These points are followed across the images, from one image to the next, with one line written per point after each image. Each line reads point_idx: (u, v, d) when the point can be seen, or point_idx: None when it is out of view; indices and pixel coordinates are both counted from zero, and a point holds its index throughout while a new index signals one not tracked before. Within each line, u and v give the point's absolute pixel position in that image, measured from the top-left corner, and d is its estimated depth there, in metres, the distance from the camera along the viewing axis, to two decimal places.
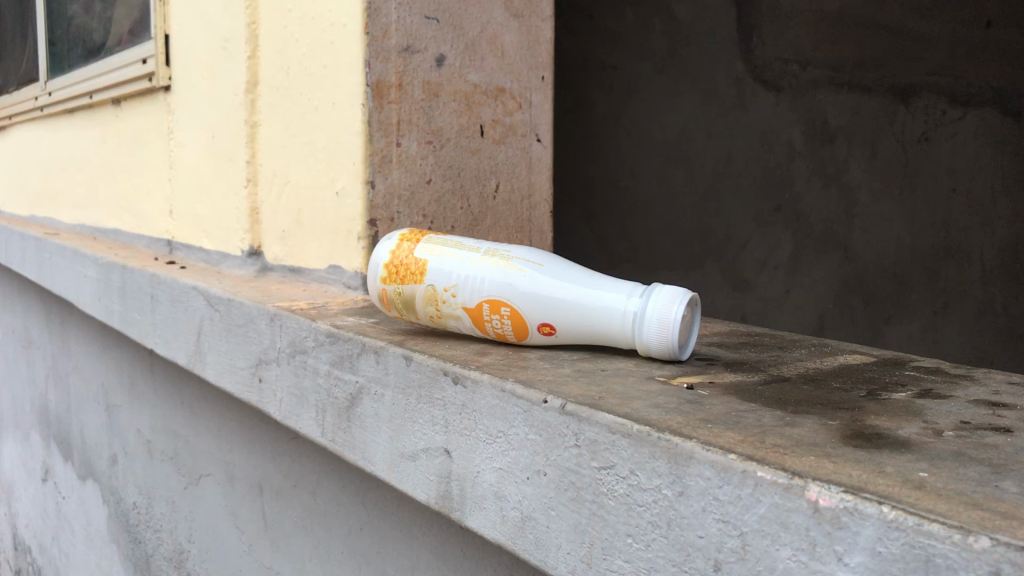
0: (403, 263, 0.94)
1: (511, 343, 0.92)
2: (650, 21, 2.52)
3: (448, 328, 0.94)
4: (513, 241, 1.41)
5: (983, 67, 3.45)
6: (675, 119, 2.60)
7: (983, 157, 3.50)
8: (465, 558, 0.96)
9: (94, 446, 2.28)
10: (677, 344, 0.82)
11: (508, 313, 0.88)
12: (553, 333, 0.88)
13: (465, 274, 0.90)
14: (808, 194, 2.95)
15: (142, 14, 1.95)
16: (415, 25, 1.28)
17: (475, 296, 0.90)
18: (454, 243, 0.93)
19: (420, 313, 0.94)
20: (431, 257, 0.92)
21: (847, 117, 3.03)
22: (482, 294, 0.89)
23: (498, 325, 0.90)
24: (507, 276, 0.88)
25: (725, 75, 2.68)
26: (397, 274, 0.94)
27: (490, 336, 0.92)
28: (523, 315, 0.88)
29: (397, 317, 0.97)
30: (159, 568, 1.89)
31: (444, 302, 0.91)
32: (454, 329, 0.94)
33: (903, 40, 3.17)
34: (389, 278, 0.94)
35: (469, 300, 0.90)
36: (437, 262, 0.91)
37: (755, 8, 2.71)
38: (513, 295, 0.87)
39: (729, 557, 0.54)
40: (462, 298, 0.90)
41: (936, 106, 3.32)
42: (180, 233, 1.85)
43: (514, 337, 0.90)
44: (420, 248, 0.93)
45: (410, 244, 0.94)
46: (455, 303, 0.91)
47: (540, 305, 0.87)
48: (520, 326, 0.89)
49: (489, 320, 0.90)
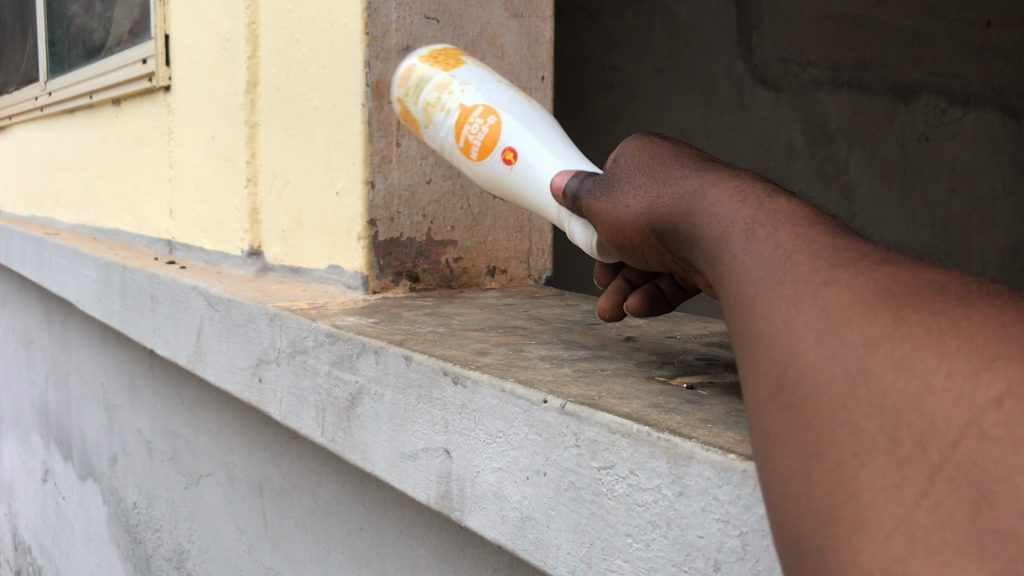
0: (447, 55, 0.99)
1: (471, 154, 0.93)
2: (651, 22, 2.89)
3: (426, 130, 0.97)
4: (512, 241, 1.44)
5: (983, 66, 3.63)
6: (677, 118, 2.99)
7: (984, 157, 3.66)
8: (465, 558, 0.96)
9: (94, 447, 2.27)
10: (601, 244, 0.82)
11: (493, 122, 0.91)
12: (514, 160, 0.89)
13: (485, 82, 0.94)
14: (809, 193, 3.26)
15: (143, 15, 1.96)
16: (415, 25, 1.28)
17: (476, 95, 0.92)
18: (489, 69, 0.99)
19: (417, 97, 0.97)
20: (469, 63, 0.97)
21: (847, 117, 3.29)
22: (484, 98, 0.92)
23: (474, 131, 0.91)
24: (516, 104, 0.92)
25: (725, 76, 2.99)
26: (434, 57, 0.98)
27: (458, 148, 0.94)
28: (509, 134, 0.90)
29: (394, 100, 1.01)
30: (159, 569, 1.89)
31: (448, 91, 0.94)
32: (430, 134, 0.97)
33: (903, 41, 3.41)
34: (422, 55, 0.99)
35: (469, 99, 0.93)
36: (469, 67, 0.96)
37: (756, 11, 2.99)
38: (510, 114, 0.91)
39: (729, 557, 0.54)
40: (464, 95, 0.93)
41: (936, 106, 3.51)
42: (181, 233, 1.85)
43: (479, 152, 0.92)
44: (465, 56, 0.99)
45: (461, 52, 1.00)
46: (454, 96, 0.93)
47: (522, 135, 0.89)
48: (495, 139, 0.90)
49: (469, 123, 0.92)
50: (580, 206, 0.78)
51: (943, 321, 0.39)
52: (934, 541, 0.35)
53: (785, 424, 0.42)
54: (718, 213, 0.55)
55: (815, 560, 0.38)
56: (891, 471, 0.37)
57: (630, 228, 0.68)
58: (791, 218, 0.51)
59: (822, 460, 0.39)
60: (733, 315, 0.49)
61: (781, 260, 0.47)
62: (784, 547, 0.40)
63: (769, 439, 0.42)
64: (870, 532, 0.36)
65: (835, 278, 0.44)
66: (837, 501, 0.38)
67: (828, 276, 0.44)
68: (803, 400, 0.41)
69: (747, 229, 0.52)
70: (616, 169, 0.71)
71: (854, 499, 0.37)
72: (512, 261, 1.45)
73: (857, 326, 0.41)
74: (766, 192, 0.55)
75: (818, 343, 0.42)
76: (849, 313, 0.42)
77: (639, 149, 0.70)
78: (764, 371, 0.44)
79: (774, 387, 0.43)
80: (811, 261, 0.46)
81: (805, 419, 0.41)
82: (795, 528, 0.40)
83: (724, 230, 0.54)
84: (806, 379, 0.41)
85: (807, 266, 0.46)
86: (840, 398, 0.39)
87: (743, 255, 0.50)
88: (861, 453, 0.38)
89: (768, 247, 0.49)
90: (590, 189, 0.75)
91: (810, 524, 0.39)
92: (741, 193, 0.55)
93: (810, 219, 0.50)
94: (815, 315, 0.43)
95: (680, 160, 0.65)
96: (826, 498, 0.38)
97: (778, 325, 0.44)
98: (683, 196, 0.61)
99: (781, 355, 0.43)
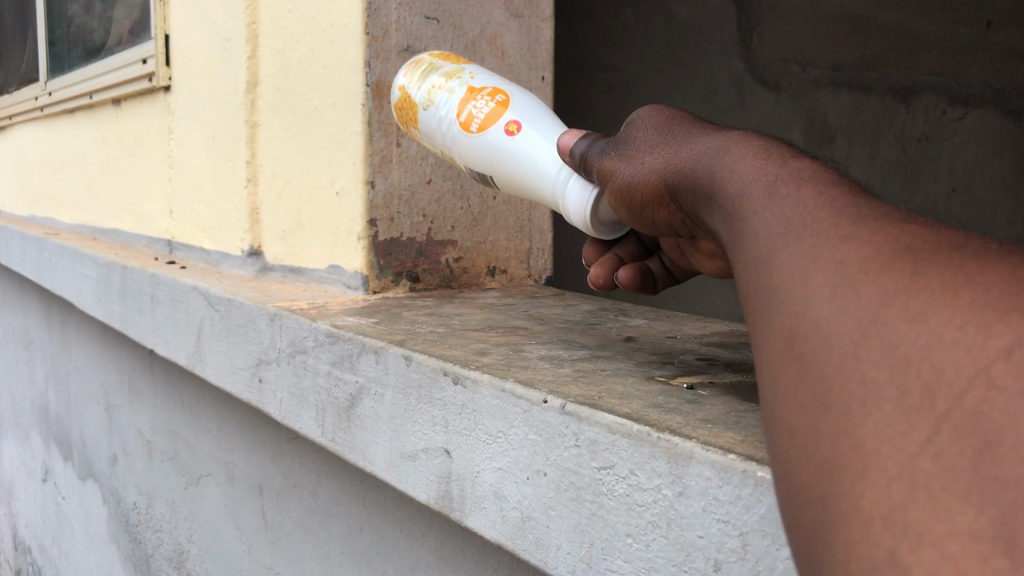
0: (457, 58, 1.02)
1: (467, 127, 0.92)
2: (651, 22, 2.91)
3: (424, 112, 0.97)
4: (512, 241, 1.44)
5: (983, 66, 3.74)
6: None
7: (982, 156, 3.76)
8: (465, 558, 0.96)
9: (94, 447, 2.27)
10: (595, 215, 0.84)
11: (500, 100, 0.92)
12: (512, 133, 0.89)
13: (493, 76, 0.96)
14: None
15: (143, 15, 1.97)
16: (415, 26, 1.29)
17: (486, 81, 0.94)
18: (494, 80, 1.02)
19: (423, 81, 0.98)
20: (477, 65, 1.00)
21: (847, 116, 3.34)
22: (494, 83, 0.94)
23: (479, 107, 0.92)
24: (523, 94, 0.94)
25: (725, 76, 3.04)
26: (445, 56, 1.01)
27: (455, 124, 0.93)
28: (514, 111, 0.91)
29: (397, 89, 1.02)
30: (159, 569, 1.89)
31: (457, 76, 0.96)
32: (427, 116, 0.97)
33: (903, 41, 3.47)
34: (434, 54, 1.02)
35: (477, 83, 0.94)
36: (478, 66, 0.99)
37: (756, 11, 3.05)
38: (518, 98, 0.92)
39: (729, 557, 0.54)
40: (473, 80, 0.95)
41: (936, 106, 3.60)
42: (181, 234, 1.85)
43: (478, 126, 0.92)
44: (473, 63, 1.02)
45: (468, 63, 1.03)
46: (463, 79, 0.95)
47: (527, 115, 0.91)
48: (498, 113, 0.91)
49: (475, 100, 0.93)
50: (589, 170, 0.76)
51: (961, 275, 0.38)
52: (936, 488, 0.33)
53: (794, 376, 0.41)
54: (741, 167, 0.54)
55: (815, 510, 0.37)
56: (898, 418, 0.35)
57: (642, 186, 0.66)
58: (814, 177, 0.49)
59: (828, 409, 0.38)
60: (746, 272, 0.48)
61: (801, 215, 0.46)
62: (785, 500, 0.39)
63: (777, 391, 0.42)
64: (872, 480, 0.35)
65: (855, 234, 0.43)
66: (841, 449, 0.37)
67: (848, 232, 0.43)
68: (815, 351, 0.40)
69: (770, 184, 0.51)
70: (634, 130, 0.70)
71: (857, 447, 0.36)
72: (512, 261, 1.45)
73: (873, 280, 0.40)
74: (790, 152, 0.54)
75: (834, 296, 0.41)
76: (867, 268, 0.41)
77: (659, 113, 0.69)
78: (777, 325, 0.43)
79: (786, 339, 0.42)
80: (832, 218, 0.45)
81: (814, 370, 0.40)
82: (798, 479, 0.39)
83: (746, 184, 0.53)
84: (819, 331, 0.41)
85: (827, 221, 0.45)
86: (852, 349, 0.39)
87: (764, 210, 0.49)
88: (867, 402, 0.37)
89: (789, 204, 0.48)
90: (600, 150, 0.74)
91: (812, 474, 0.38)
92: (767, 151, 0.54)
93: (834, 179, 0.49)
94: (832, 269, 0.42)
95: (701, 124, 0.64)
96: (831, 446, 0.37)
97: (793, 278, 0.44)
98: (705, 152, 0.59)
99: (795, 308, 0.43)
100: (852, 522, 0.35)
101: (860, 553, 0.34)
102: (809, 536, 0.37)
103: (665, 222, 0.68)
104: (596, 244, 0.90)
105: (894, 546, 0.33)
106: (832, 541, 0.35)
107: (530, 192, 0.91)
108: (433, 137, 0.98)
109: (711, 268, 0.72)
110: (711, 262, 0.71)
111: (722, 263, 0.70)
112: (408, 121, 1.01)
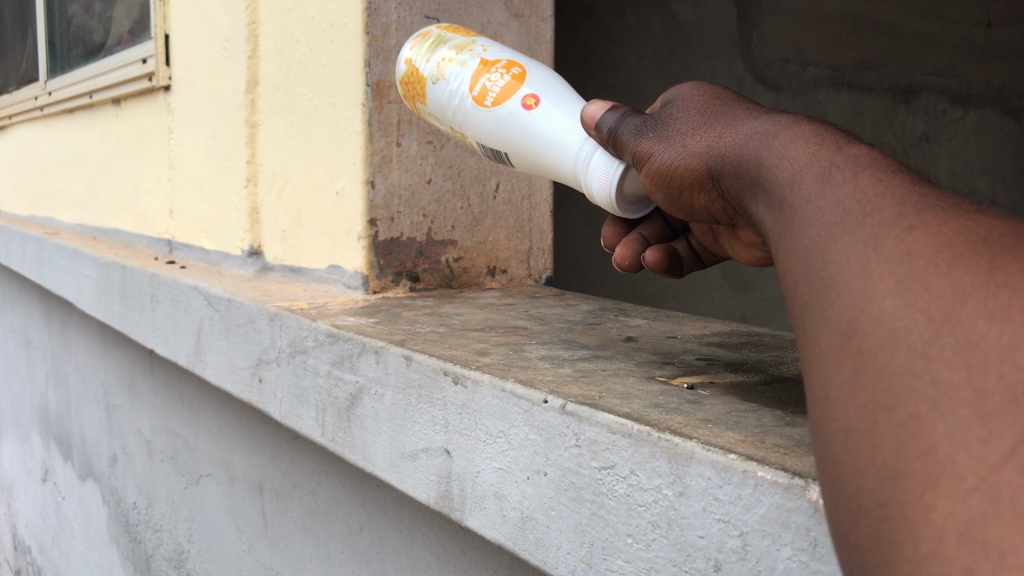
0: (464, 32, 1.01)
1: (482, 101, 0.92)
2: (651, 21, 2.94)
3: (433, 86, 0.97)
4: (512, 241, 1.44)
5: (984, 65, 3.74)
6: None
7: (983, 155, 3.77)
8: (465, 558, 0.96)
9: (94, 446, 2.27)
10: (619, 193, 0.83)
11: (516, 74, 0.92)
12: (527, 107, 0.89)
13: (504, 48, 0.96)
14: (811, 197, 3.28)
15: (142, 14, 1.97)
16: (415, 25, 1.29)
17: (499, 55, 0.95)
18: None
19: (433, 55, 0.98)
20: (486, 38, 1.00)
21: (847, 115, 3.37)
22: (506, 56, 0.94)
23: (493, 81, 0.92)
24: (536, 64, 0.94)
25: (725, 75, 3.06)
26: (452, 31, 1.01)
27: (468, 98, 0.93)
28: (529, 86, 0.91)
29: (404, 62, 1.02)
30: (158, 569, 1.88)
31: (470, 48, 0.96)
32: (437, 90, 0.97)
33: (903, 40, 3.48)
34: (441, 29, 1.01)
35: (491, 56, 0.94)
36: (488, 40, 0.99)
37: (756, 11, 3.06)
38: (532, 71, 0.92)
39: (730, 557, 0.54)
40: (486, 53, 0.95)
41: (936, 105, 3.61)
42: (180, 233, 1.85)
43: (493, 100, 0.91)
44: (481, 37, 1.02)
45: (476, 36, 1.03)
46: (475, 52, 0.95)
47: (543, 89, 0.90)
48: (513, 87, 0.91)
49: (489, 73, 0.92)
50: (620, 149, 0.74)
51: None
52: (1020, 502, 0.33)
53: (851, 373, 0.40)
54: (793, 153, 0.53)
55: (875, 518, 0.37)
56: (974, 424, 0.35)
57: (682, 172, 0.65)
58: (873, 164, 0.48)
59: (891, 411, 0.38)
60: (797, 264, 0.47)
61: (860, 205, 0.45)
62: (836, 503, 0.40)
63: (831, 389, 0.41)
64: (945, 490, 0.35)
65: (921, 224, 0.42)
66: (907, 455, 0.36)
67: (913, 221, 0.42)
68: (876, 347, 0.40)
69: (824, 171, 0.49)
70: (673, 110, 0.68)
71: (928, 454, 0.36)
72: (512, 261, 1.45)
73: (943, 274, 0.39)
74: (845, 138, 0.52)
75: (898, 290, 0.40)
76: (934, 260, 0.40)
77: (702, 92, 0.68)
78: (831, 319, 0.43)
79: (842, 336, 0.42)
80: (893, 207, 0.44)
81: (874, 367, 0.39)
82: (854, 482, 0.39)
83: (797, 170, 0.51)
84: (881, 325, 0.40)
85: (888, 211, 0.44)
86: (921, 346, 0.38)
87: (821, 197, 0.48)
88: (939, 406, 0.36)
89: (845, 193, 0.47)
90: (634, 129, 0.72)
91: (872, 481, 0.38)
92: (819, 136, 0.53)
93: (890, 167, 0.48)
94: (897, 261, 0.41)
95: (747, 105, 0.63)
96: (896, 452, 0.37)
97: (852, 272, 0.43)
98: (751, 136, 0.58)
99: (851, 301, 0.42)
100: (919, 534, 0.35)
101: (932, 568, 0.34)
102: (868, 544, 0.37)
103: (704, 208, 0.66)
104: (617, 226, 0.91)
105: (972, 564, 0.33)
106: (899, 554, 0.36)
107: (546, 168, 0.91)
108: (444, 112, 0.98)
109: (748, 258, 0.72)
110: (748, 252, 0.71)
111: (759, 254, 0.69)
112: (414, 96, 1.01)
